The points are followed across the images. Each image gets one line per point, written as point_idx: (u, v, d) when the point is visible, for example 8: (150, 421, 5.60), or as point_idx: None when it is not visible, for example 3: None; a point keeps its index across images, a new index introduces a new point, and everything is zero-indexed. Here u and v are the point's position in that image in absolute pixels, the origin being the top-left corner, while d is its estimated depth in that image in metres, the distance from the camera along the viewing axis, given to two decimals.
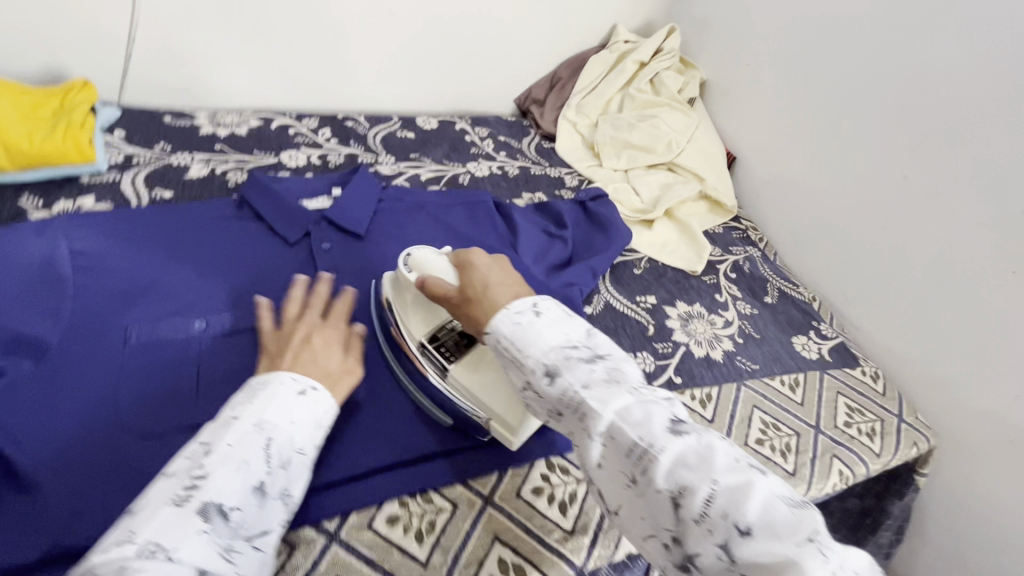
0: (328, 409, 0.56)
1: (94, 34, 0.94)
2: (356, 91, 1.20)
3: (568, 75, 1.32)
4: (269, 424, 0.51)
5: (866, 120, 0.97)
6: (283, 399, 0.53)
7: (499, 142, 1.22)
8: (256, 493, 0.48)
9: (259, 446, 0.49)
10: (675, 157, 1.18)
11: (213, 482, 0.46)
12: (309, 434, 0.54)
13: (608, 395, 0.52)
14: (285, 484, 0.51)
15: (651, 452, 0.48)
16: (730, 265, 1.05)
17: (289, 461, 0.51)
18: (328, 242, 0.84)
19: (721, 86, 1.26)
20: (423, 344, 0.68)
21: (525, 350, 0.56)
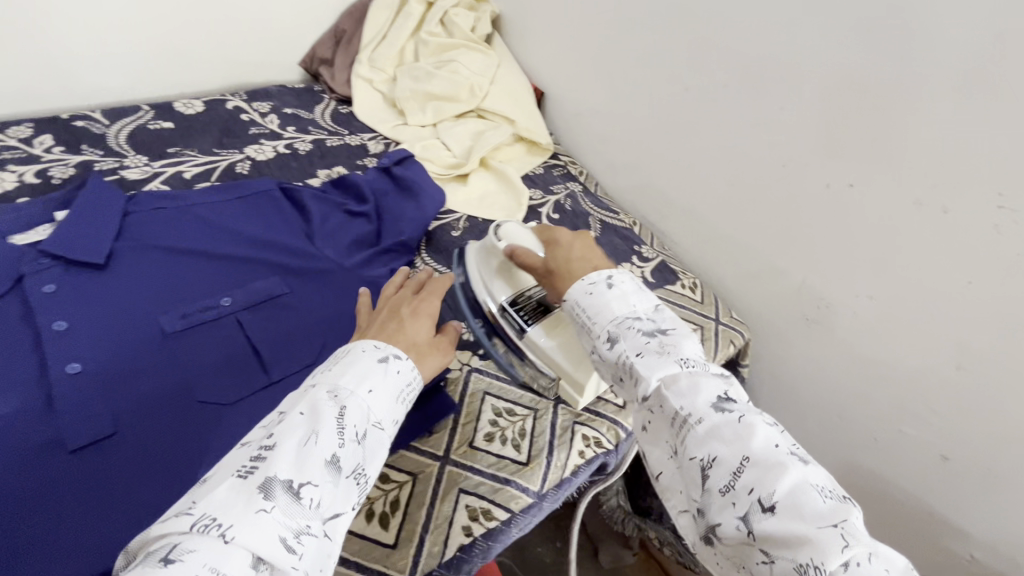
0: (407, 383, 0.53)
1: None
2: (82, 82, 0.97)
3: (352, 27, 1.17)
4: (346, 390, 0.49)
5: (643, 35, 0.95)
6: (362, 365, 0.51)
7: (286, 116, 1.07)
8: (327, 469, 0.44)
9: (334, 416, 0.47)
10: (481, 102, 1.10)
11: (277, 456, 0.43)
12: (389, 407, 0.50)
13: (662, 362, 0.52)
14: (360, 460, 0.46)
15: (689, 421, 0.49)
16: (552, 207, 1.02)
17: (365, 436, 0.47)
18: (51, 283, 0.67)
19: (514, 16, 1.17)
20: (504, 307, 0.69)
21: (594, 316, 0.57)
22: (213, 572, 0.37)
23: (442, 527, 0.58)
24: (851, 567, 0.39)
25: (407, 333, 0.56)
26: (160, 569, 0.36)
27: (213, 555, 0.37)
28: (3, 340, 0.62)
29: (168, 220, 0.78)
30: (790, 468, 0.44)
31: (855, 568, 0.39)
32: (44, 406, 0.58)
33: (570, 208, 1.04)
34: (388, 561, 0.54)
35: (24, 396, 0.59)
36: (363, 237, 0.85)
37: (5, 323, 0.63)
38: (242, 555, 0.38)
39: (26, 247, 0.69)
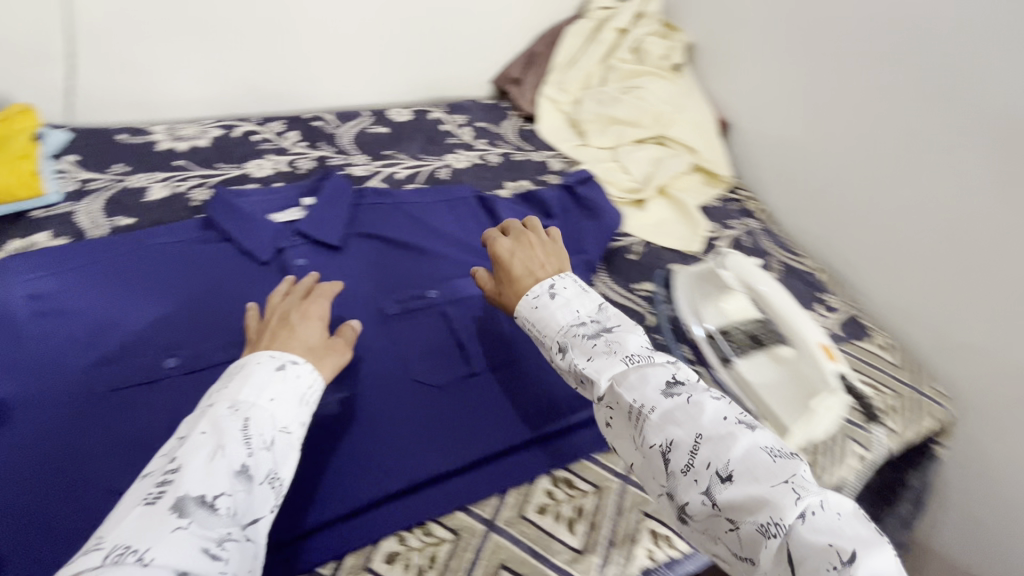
0: (310, 384, 0.56)
1: (33, 52, 0.88)
2: (321, 89, 1.13)
3: (545, 49, 1.24)
4: (246, 403, 0.50)
5: (865, 74, 0.91)
6: (260, 377, 0.53)
7: (478, 129, 1.16)
8: (238, 478, 0.46)
9: (237, 427, 0.48)
10: (665, 130, 1.11)
11: (186, 473, 0.44)
12: (295, 412, 0.53)
13: (606, 365, 0.55)
14: (273, 465, 0.49)
15: (631, 411, 0.52)
16: (730, 241, 1.01)
17: (273, 442, 0.50)
18: (304, 258, 0.80)
19: (708, 49, 1.18)
20: (711, 334, 0.75)
21: (543, 328, 0.61)
22: None
23: (625, 544, 0.59)
24: (807, 516, 0.42)
25: (310, 344, 0.60)
26: None
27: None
28: (265, 300, 0.75)
29: (387, 215, 0.89)
30: (730, 442, 0.47)
31: (811, 517, 0.42)
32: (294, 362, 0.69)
33: (748, 245, 1.01)
34: (576, 564, 0.57)
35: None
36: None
37: (267, 286, 0.76)
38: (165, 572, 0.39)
39: (285, 225, 0.83)
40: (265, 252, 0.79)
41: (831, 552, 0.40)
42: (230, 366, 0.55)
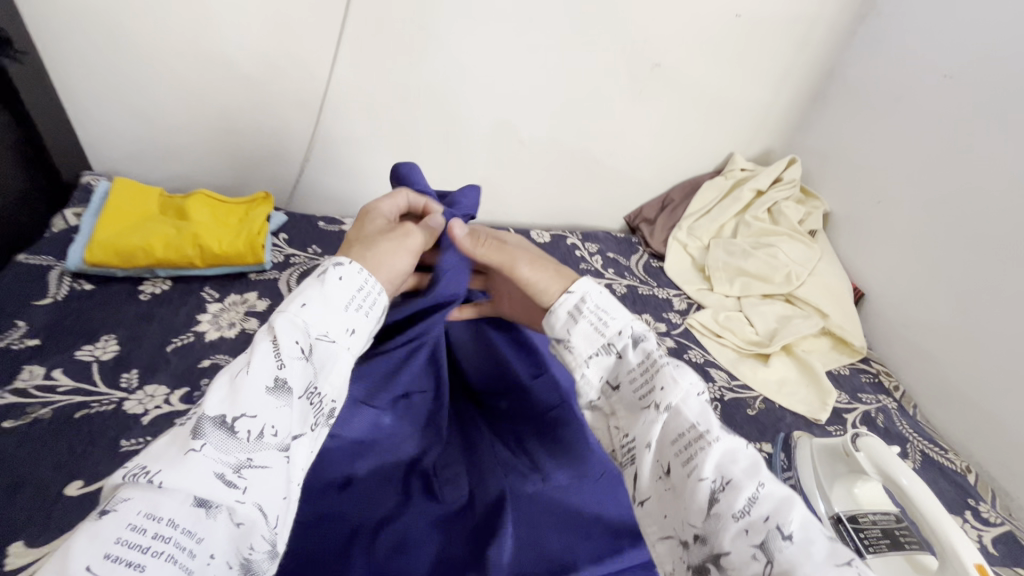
0: (358, 287, 0.51)
1: (277, 155, 1.14)
2: (478, 206, 1.31)
3: (680, 198, 1.34)
4: (283, 317, 0.46)
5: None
6: (309, 292, 0.48)
7: (608, 259, 1.25)
8: (273, 393, 0.42)
9: (268, 341, 0.44)
10: (794, 289, 1.13)
11: (213, 391, 0.41)
12: (338, 317, 0.48)
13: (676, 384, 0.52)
14: (314, 380, 0.45)
15: (684, 434, 0.50)
16: (860, 415, 0.96)
17: (310, 352, 0.45)
18: None
19: (848, 220, 1.21)
20: (839, 519, 0.70)
21: (612, 315, 0.57)
22: (146, 517, 0.35)
23: None
24: None
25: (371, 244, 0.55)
26: (92, 520, 0.34)
27: (146, 502, 0.35)
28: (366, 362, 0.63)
29: None
30: (785, 508, 0.44)
31: None
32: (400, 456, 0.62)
33: (882, 424, 0.95)
34: None
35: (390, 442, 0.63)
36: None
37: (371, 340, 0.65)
38: (183, 495, 0.36)
39: None
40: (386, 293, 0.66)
41: None
42: (339, 257, 0.52)
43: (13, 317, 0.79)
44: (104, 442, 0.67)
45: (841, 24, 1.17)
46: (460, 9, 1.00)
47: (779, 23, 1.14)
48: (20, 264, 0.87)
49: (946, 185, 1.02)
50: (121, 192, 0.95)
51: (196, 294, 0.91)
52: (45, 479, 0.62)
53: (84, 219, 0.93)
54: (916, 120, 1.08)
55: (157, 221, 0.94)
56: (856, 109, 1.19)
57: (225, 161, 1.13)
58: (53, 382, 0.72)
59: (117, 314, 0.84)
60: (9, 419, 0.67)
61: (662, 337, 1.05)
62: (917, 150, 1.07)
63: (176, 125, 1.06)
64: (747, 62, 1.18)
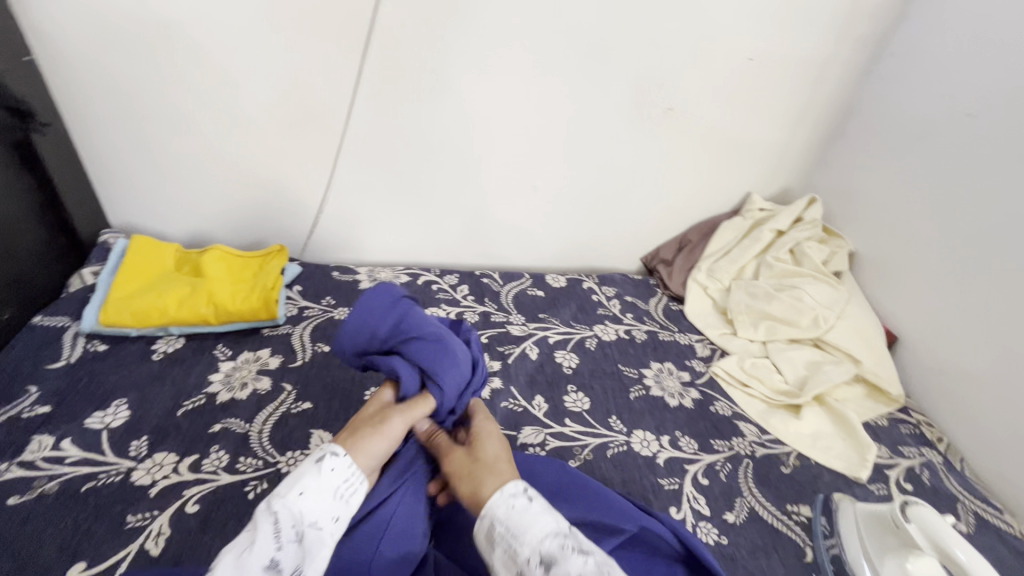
0: (352, 476, 0.59)
1: (295, 207, 1.14)
2: (493, 251, 1.30)
3: (698, 238, 1.31)
4: (280, 496, 0.55)
5: None
6: (304, 469, 0.57)
7: (626, 303, 1.22)
8: (265, 575, 0.50)
9: (269, 524, 0.52)
10: (822, 334, 1.08)
11: (214, 574, 0.49)
12: (328, 506, 0.55)
13: (539, 518, 0.56)
14: (301, 562, 0.52)
15: (560, 558, 0.52)
16: (903, 472, 0.90)
17: (303, 537, 0.53)
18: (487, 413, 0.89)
19: (876, 259, 1.17)
20: None
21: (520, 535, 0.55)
22: None
23: None
24: None
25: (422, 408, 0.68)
26: None
27: None
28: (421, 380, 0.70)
29: (549, 384, 0.97)
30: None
31: None
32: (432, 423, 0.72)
33: (928, 482, 0.89)
34: None
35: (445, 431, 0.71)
36: (682, 453, 0.87)
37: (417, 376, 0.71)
38: None
39: None
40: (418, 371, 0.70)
41: None
42: (337, 446, 0.60)
43: (26, 383, 0.78)
44: (111, 517, 0.65)
45: (856, 63, 1.16)
46: (473, 61, 1.01)
47: (792, 63, 1.13)
48: (36, 325, 0.87)
49: (975, 227, 0.98)
50: (139, 248, 0.96)
51: (209, 351, 0.90)
52: (48, 561, 0.60)
53: (100, 277, 0.93)
54: (940, 157, 1.04)
55: (173, 280, 0.94)
56: (876, 145, 1.17)
57: (242, 213, 1.13)
58: (62, 453, 0.70)
59: (130, 377, 0.83)
60: (15, 495, 0.65)
61: (687, 388, 1.01)
62: (944, 189, 1.04)
63: (194, 180, 1.08)
64: (761, 102, 1.17)
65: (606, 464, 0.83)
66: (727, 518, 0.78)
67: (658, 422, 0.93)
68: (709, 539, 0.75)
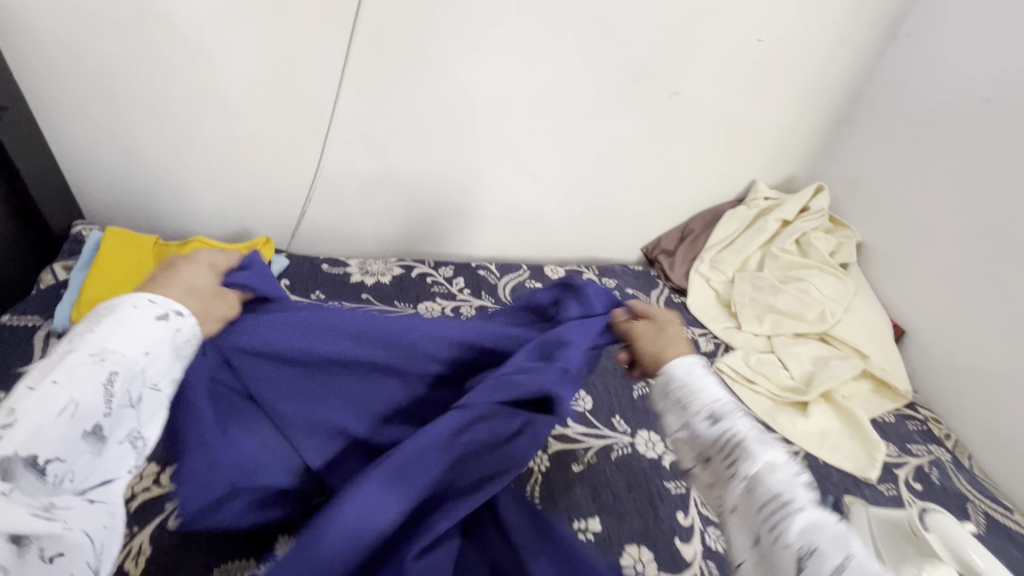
0: (192, 336, 0.53)
1: (281, 195, 1.08)
2: (490, 241, 1.25)
3: (701, 228, 1.27)
4: (112, 353, 0.47)
5: None
6: (136, 322, 0.49)
7: (628, 296, 1.18)
8: (86, 439, 0.44)
9: (99, 380, 0.45)
10: (829, 328, 1.05)
11: (23, 430, 0.41)
12: (165, 367, 0.50)
13: (713, 385, 0.53)
14: (135, 424, 0.48)
15: (731, 420, 0.50)
16: (912, 471, 0.88)
17: (138, 399, 0.48)
18: None
19: (884, 250, 1.13)
20: None
21: (689, 394, 0.53)
22: None
23: None
24: None
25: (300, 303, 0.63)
26: None
27: None
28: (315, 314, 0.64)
29: None
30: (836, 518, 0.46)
31: None
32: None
33: (937, 481, 0.87)
34: None
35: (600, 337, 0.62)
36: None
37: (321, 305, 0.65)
38: None
39: None
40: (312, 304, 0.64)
41: None
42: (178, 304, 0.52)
43: None
44: None
45: (867, 45, 1.11)
46: (468, 41, 0.95)
47: (802, 44, 1.08)
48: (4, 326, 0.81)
49: (988, 219, 0.95)
50: (115, 242, 0.90)
51: None
52: None
53: (72, 273, 0.88)
54: (953, 146, 1.01)
55: (149, 274, 0.88)
56: (886, 132, 1.13)
57: (224, 203, 1.07)
58: None
59: None
60: None
61: None
62: (956, 179, 1.00)
63: (172, 167, 1.02)
64: (768, 86, 1.12)
65: (611, 467, 0.80)
66: None
67: None
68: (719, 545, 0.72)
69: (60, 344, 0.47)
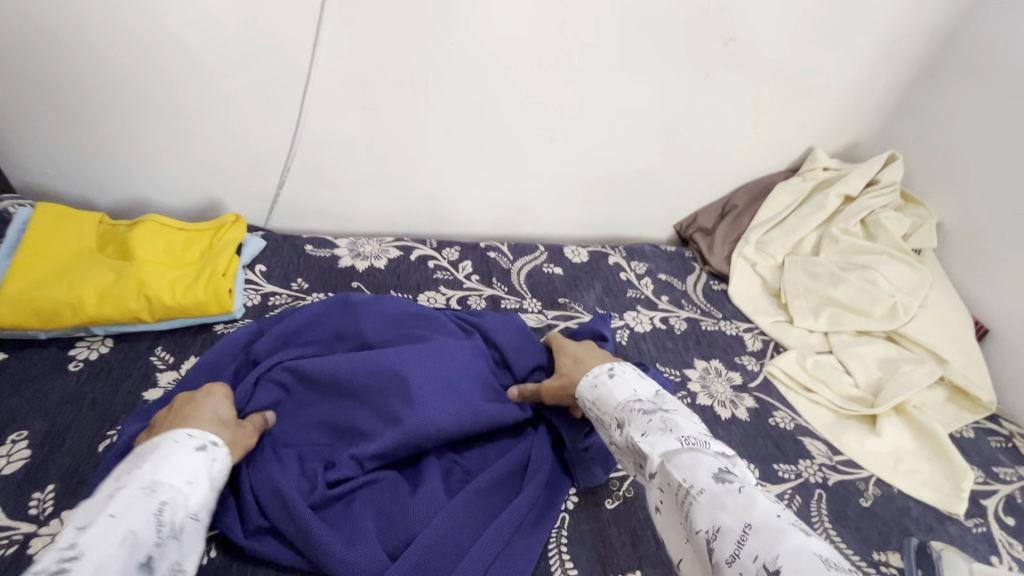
0: (225, 469, 0.53)
1: (254, 164, 0.91)
2: (501, 217, 1.08)
3: (746, 203, 1.10)
4: (164, 485, 0.46)
5: None
6: (178, 455, 0.49)
7: (660, 282, 1.02)
8: (138, 572, 0.41)
9: (151, 512, 0.44)
10: (900, 326, 0.90)
11: (87, 562, 0.38)
12: (207, 498, 0.49)
13: (621, 389, 0.62)
14: (179, 558, 0.45)
15: (630, 420, 0.57)
16: (1002, 502, 0.74)
17: (182, 529, 0.46)
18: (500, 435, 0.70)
19: (966, 233, 0.96)
20: None
21: (603, 406, 0.61)
22: None
23: None
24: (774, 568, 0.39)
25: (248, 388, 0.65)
26: None
27: None
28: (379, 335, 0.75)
29: None
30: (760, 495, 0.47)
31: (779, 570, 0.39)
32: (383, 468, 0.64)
33: None
34: None
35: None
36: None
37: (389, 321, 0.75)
38: None
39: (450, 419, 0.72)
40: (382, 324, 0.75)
41: (777, 561, 0.40)
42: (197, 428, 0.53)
43: None
44: None
45: None
46: None
47: None
48: None
49: None
50: (47, 221, 0.74)
51: (144, 358, 0.70)
52: None
53: None
54: None
55: (92, 263, 0.72)
56: (980, 89, 0.94)
57: (187, 172, 0.90)
58: None
59: (39, 397, 0.64)
60: None
61: (740, 394, 0.83)
62: None
63: (122, 128, 0.84)
64: (840, 31, 0.93)
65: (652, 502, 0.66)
66: None
67: None
68: None
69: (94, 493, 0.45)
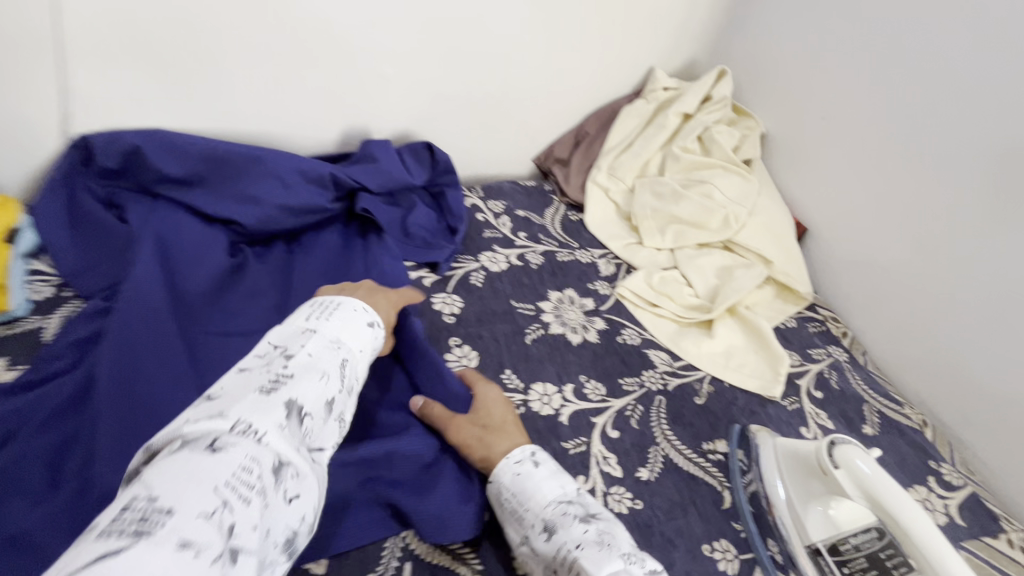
0: (376, 348, 0.58)
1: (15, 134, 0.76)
2: None
3: (596, 129, 1.10)
4: (341, 343, 0.52)
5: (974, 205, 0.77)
6: (351, 323, 0.54)
7: (518, 219, 1.01)
8: (328, 408, 0.46)
9: (337, 360, 0.50)
10: (733, 235, 0.96)
11: (297, 382, 0.44)
12: (367, 364, 0.55)
13: (544, 484, 0.56)
14: (344, 411, 0.49)
15: (562, 525, 0.52)
16: (813, 379, 0.84)
17: (352, 388, 0.51)
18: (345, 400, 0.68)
19: (786, 140, 1.03)
20: (817, 551, 0.61)
21: (525, 502, 0.55)
22: (252, 464, 0.37)
23: None
24: None
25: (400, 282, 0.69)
26: (206, 455, 0.35)
27: (250, 450, 0.37)
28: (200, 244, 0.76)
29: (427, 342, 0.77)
30: None
31: None
32: (196, 377, 0.66)
33: (836, 386, 0.84)
34: None
35: (446, 181, 0.96)
36: (588, 403, 0.74)
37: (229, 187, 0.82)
38: (272, 457, 0.38)
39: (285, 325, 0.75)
40: (222, 213, 0.80)
41: None
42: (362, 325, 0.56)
43: None
44: None
45: None
46: None
47: None
48: None
49: (888, 97, 0.86)
50: None
51: None
52: None
53: None
54: (858, 9, 0.89)
55: None
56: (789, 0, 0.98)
57: None
58: None
59: None
60: None
61: (591, 318, 0.87)
62: (859, 51, 0.89)
63: None
64: None
65: None
66: (640, 475, 0.68)
67: (559, 368, 0.78)
68: (622, 507, 0.64)
69: (284, 331, 0.51)
